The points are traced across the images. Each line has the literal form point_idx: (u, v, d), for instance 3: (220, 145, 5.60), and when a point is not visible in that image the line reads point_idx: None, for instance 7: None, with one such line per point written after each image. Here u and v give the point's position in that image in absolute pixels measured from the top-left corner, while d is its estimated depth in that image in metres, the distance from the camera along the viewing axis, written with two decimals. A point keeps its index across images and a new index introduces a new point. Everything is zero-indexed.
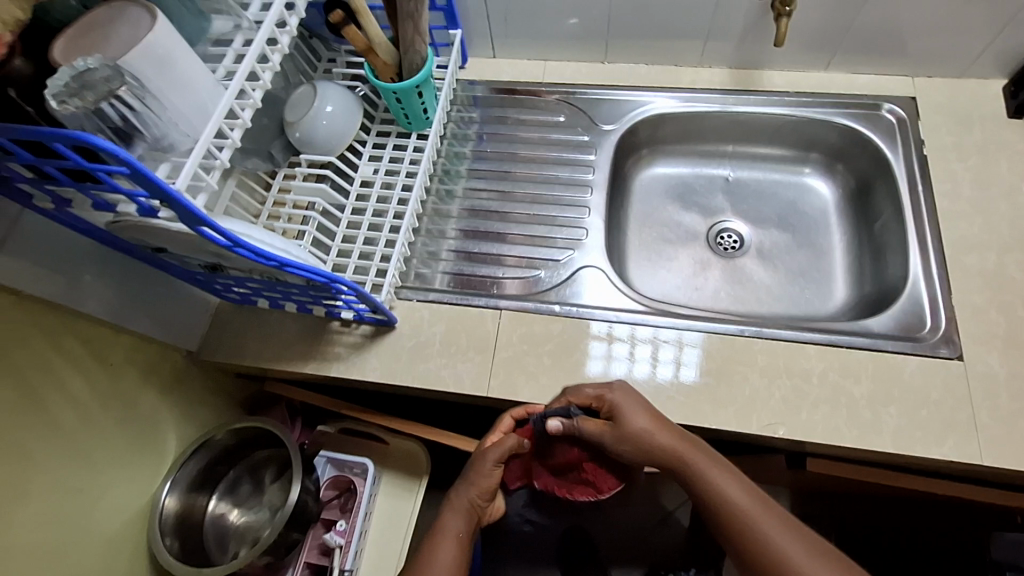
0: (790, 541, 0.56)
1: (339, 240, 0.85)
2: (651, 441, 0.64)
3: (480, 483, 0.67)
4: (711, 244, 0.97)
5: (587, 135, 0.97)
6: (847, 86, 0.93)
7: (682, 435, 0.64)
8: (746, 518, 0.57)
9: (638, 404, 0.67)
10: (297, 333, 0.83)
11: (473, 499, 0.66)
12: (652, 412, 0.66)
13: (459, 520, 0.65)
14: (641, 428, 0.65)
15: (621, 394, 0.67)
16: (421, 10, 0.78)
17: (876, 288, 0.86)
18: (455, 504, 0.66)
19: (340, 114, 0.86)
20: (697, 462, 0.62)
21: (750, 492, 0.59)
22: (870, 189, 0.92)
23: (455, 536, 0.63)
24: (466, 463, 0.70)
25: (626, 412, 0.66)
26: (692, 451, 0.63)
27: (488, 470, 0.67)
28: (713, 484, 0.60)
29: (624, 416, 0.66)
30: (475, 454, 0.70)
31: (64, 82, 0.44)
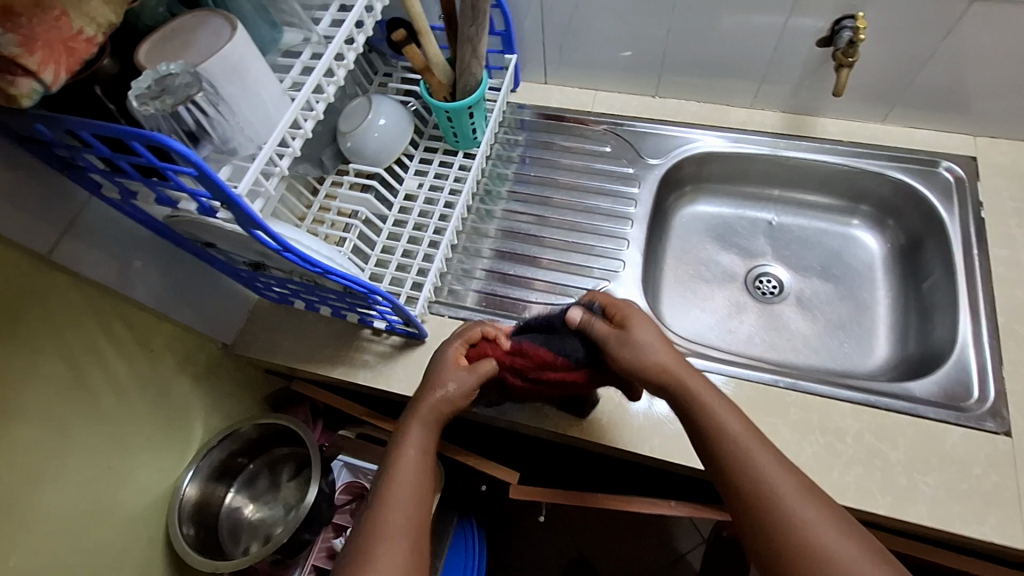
0: (790, 484, 0.52)
1: (378, 251, 0.86)
2: (656, 363, 0.61)
3: (445, 395, 0.65)
4: (749, 287, 0.96)
5: (632, 168, 0.97)
6: (903, 140, 0.91)
7: (689, 366, 0.62)
8: (745, 450, 0.54)
9: (655, 327, 0.64)
10: (329, 336, 0.84)
11: (436, 412, 0.64)
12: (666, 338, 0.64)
13: (424, 433, 0.63)
14: (652, 346, 0.62)
15: (639, 314, 0.66)
16: (481, 34, 0.79)
17: (920, 350, 0.83)
18: (418, 419, 0.63)
19: (391, 127, 0.89)
20: (698, 389, 0.59)
21: (748, 427, 0.56)
22: (920, 247, 0.89)
23: (420, 445, 0.62)
24: (427, 376, 0.68)
25: (638, 328, 0.63)
26: (694, 377, 0.60)
27: (459, 377, 0.66)
28: (714, 414, 0.57)
29: (633, 331, 0.63)
30: (435, 361, 0.69)
31: (147, 85, 0.47)
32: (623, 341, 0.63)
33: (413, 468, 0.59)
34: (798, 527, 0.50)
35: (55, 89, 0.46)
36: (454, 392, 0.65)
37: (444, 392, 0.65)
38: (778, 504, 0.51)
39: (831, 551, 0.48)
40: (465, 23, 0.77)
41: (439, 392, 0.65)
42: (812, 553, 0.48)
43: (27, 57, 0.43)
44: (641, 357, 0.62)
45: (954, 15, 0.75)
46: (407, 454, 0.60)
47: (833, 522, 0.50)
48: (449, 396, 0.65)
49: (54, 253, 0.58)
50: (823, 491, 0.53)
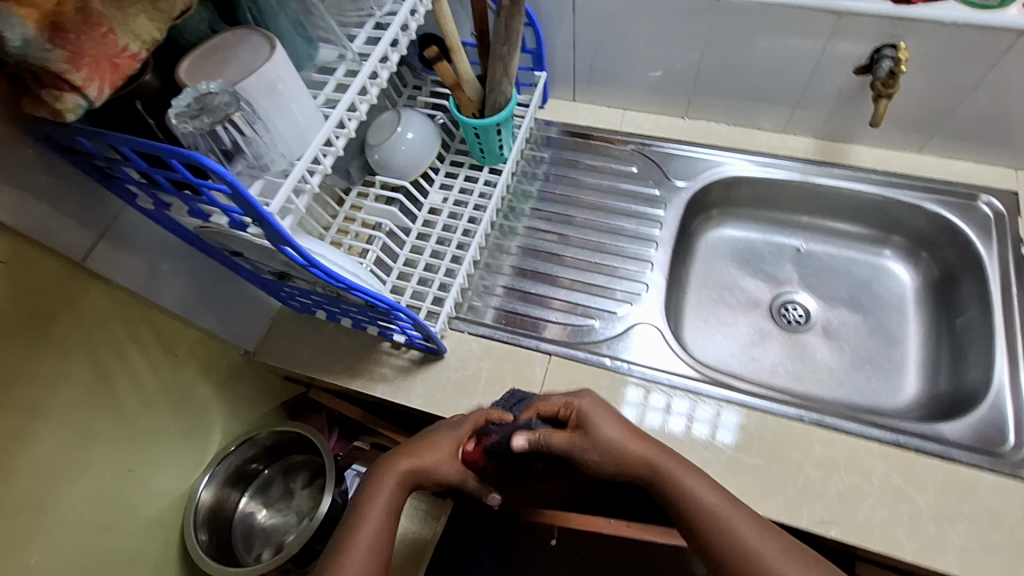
0: (782, 557, 0.52)
1: (400, 264, 0.87)
2: (623, 453, 0.60)
3: (431, 460, 0.63)
4: (774, 315, 0.94)
5: (658, 189, 0.96)
6: (940, 171, 0.89)
7: (660, 451, 0.60)
8: (726, 526, 0.54)
9: (607, 415, 0.62)
10: (348, 348, 0.85)
11: (418, 477, 0.63)
12: (619, 421, 0.62)
13: (395, 496, 0.61)
14: (614, 439, 0.60)
15: (592, 408, 0.63)
16: (512, 54, 0.79)
17: (952, 390, 0.80)
18: (393, 475, 0.62)
19: (419, 141, 0.89)
20: (671, 471, 0.58)
21: (725, 496, 0.56)
22: (954, 282, 0.87)
23: (386, 509, 0.60)
24: (417, 438, 0.66)
25: (598, 423, 0.61)
26: (665, 463, 0.59)
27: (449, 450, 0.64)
28: (694, 498, 0.56)
29: (594, 427, 0.61)
30: (433, 429, 0.67)
31: (187, 103, 0.48)
32: (586, 445, 0.61)
33: (377, 526, 0.58)
34: None
35: (98, 104, 0.47)
36: (437, 467, 0.63)
37: (429, 462, 0.63)
38: None
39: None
40: (497, 43, 0.77)
41: (425, 458, 0.63)
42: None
43: (74, 72, 0.44)
44: (607, 458, 0.60)
45: (1000, 46, 0.73)
46: (376, 506, 0.59)
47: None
48: (434, 466, 0.63)
49: (88, 259, 0.59)
50: (801, 545, 0.54)
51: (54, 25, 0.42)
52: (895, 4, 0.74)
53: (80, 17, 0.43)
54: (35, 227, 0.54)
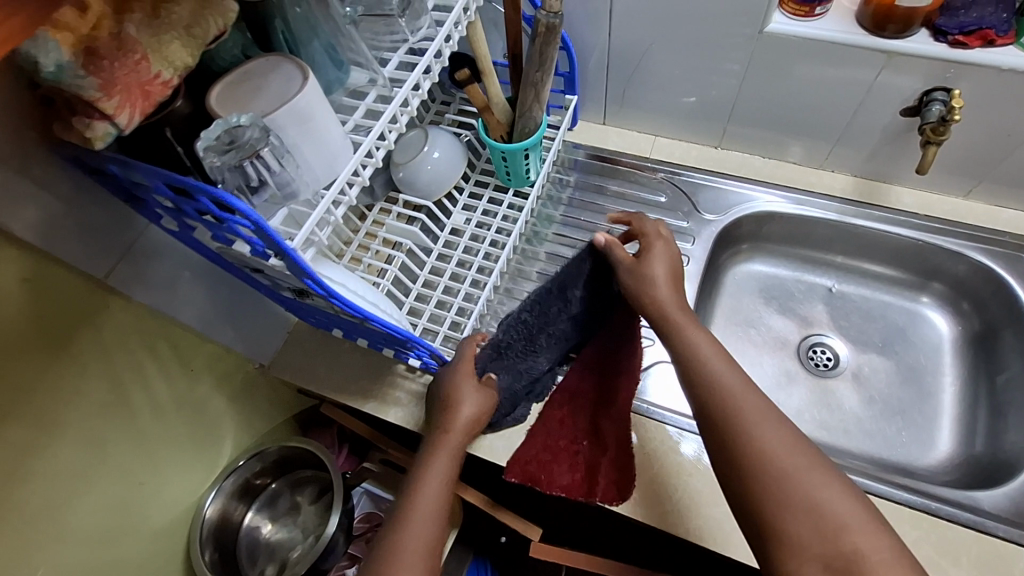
0: (757, 411, 0.55)
1: (419, 286, 0.86)
2: (659, 288, 0.63)
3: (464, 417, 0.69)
4: (801, 357, 0.90)
5: (686, 222, 0.93)
6: (986, 219, 0.85)
7: (681, 305, 0.63)
8: (713, 376, 0.58)
9: (665, 258, 0.66)
10: (364, 368, 0.84)
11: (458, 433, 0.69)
12: (671, 268, 0.66)
13: (445, 461, 0.67)
14: (660, 277, 0.64)
15: (658, 244, 0.67)
16: (545, 80, 0.77)
17: (989, 452, 0.77)
18: (444, 449, 0.68)
19: (444, 161, 0.88)
20: (682, 322, 0.62)
21: (721, 352, 0.59)
22: (996, 337, 0.83)
23: (444, 475, 0.66)
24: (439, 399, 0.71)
25: (655, 258, 0.65)
26: (680, 314, 0.62)
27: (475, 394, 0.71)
28: (690, 344, 0.60)
29: (649, 261, 0.65)
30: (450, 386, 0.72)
31: (216, 136, 0.46)
32: (634, 268, 0.65)
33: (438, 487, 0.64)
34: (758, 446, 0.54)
35: (128, 131, 0.46)
36: (474, 418, 0.70)
37: (465, 413, 0.69)
38: (748, 433, 0.54)
39: (805, 490, 0.51)
40: (530, 69, 0.76)
41: (460, 413, 0.69)
42: (772, 470, 0.53)
43: (106, 100, 0.43)
44: (646, 285, 0.64)
45: None
46: (433, 470, 0.66)
47: (796, 447, 0.53)
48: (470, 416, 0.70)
49: (109, 277, 0.60)
50: (783, 415, 0.56)
51: (89, 51, 0.42)
52: (950, 47, 0.71)
53: (114, 43, 0.43)
54: (58, 246, 0.54)
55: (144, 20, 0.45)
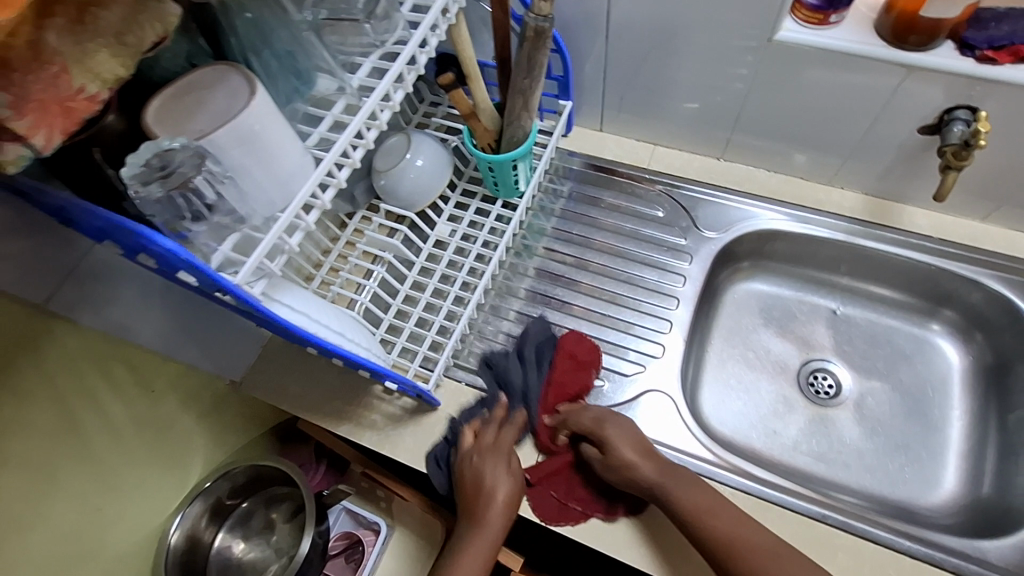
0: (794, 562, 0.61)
1: (398, 303, 0.81)
2: (637, 472, 0.67)
3: (504, 507, 0.69)
4: (801, 384, 0.85)
5: (684, 238, 0.88)
6: (1003, 245, 0.80)
7: (664, 465, 0.68)
8: (746, 538, 0.62)
9: (623, 437, 0.70)
10: (337, 388, 0.78)
11: (498, 525, 0.69)
12: (636, 444, 0.70)
13: (491, 535, 0.69)
14: (628, 453, 0.69)
15: (611, 426, 0.71)
16: (535, 88, 0.72)
17: (997, 495, 0.72)
18: (486, 530, 0.68)
19: (429, 169, 0.83)
20: (682, 489, 0.66)
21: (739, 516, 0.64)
22: (1009, 371, 0.78)
23: (485, 553, 0.68)
24: (470, 490, 0.70)
25: (617, 442, 0.70)
26: (678, 485, 0.66)
27: (503, 484, 0.70)
28: (707, 505, 0.64)
29: (613, 446, 0.69)
30: (482, 472, 0.70)
31: (144, 160, 0.41)
32: (611, 458, 0.69)
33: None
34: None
35: (47, 153, 0.40)
36: (511, 494, 0.69)
37: (505, 502, 0.69)
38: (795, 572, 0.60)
39: None
40: (519, 75, 0.70)
41: (496, 503, 0.69)
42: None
43: (16, 120, 0.37)
44: (626, 471, 0.68)
45: None
46: (464, 562, 0.68)
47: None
48: (510, 503, 0.69)
49: (51, 301, 0.57)
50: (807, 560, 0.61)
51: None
52: (978, 62, 0.65)
53: (30, 53, 0.37)
54: None
55: (66, 27, 0.38)
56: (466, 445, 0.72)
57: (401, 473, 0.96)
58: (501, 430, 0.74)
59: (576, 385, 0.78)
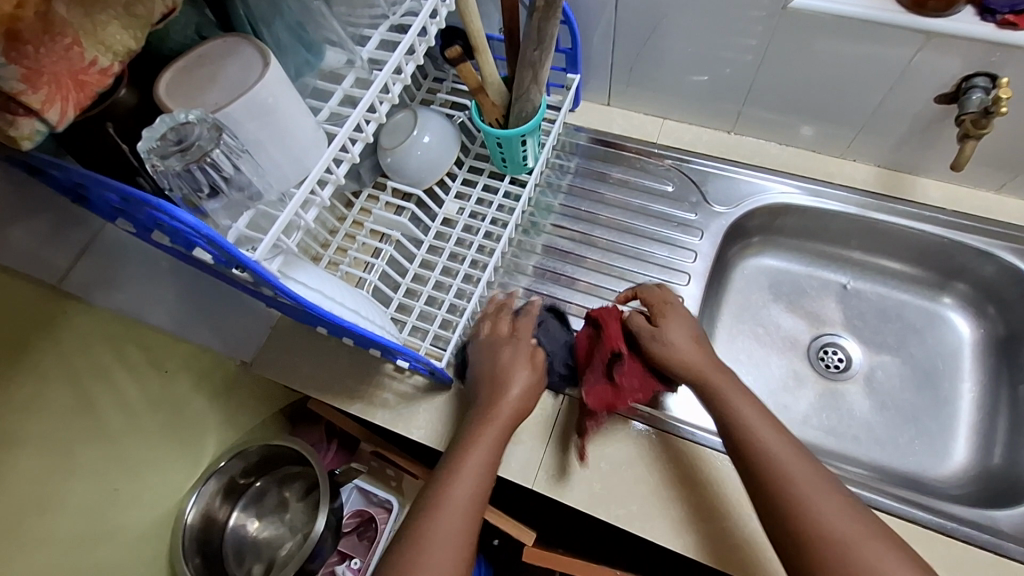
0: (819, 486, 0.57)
1: (408, 281, 0.81)
2: (685, 354, 0.69)
3: (513, 398, 0.68)
4: (811, 358, 0.86)
5: (694, 213, 0.88)
6: (1017, 216, 0.79)
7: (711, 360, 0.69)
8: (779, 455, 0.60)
9: (684, 321, 0.72)
10: (349, 366, 0.79)
11: (509, 417, 0.67)
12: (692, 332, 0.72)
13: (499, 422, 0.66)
14: (683, 335, 0.71)
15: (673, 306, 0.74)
16: (544, 61, 0.71)
17: (1007, 466, 0.72)
18: (494, 421, 0.66)
19: (436, 146, 0.83)
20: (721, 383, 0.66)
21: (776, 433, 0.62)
22: (1021, 343, 0.78)
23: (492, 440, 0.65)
24: (484, 373, 0.71)
25: (674, 318, 0.72)
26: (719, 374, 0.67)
27: (516, 374, 0.69)
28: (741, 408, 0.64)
29: (668, 323, 0.72)
30: (497, 357, 0.71)
31: (161, 134, 0.41)
32: (661, 327, 0.72)
33: (483, 463, 0.63)
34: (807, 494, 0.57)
35: (61, 128, 0.39)
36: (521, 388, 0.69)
37: (514, 394, 0.68)
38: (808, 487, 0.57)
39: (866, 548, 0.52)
40: (528, 48, 0.69)
41: (507, 393, 0.68)
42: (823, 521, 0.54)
43: (31, 94, 0.36)
44: (678, 350, 0.69)
45: None
46: (478, 446, 0.64)
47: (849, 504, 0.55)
48: (519, 395, 0.69)
49: (65, 281, 0.58)
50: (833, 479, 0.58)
51: (9, 34, 0.35)
52: (999, 28, 0.64)
53: (39, 25, 0.36)
54: None
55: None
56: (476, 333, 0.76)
57: (412, 451, 0.97)
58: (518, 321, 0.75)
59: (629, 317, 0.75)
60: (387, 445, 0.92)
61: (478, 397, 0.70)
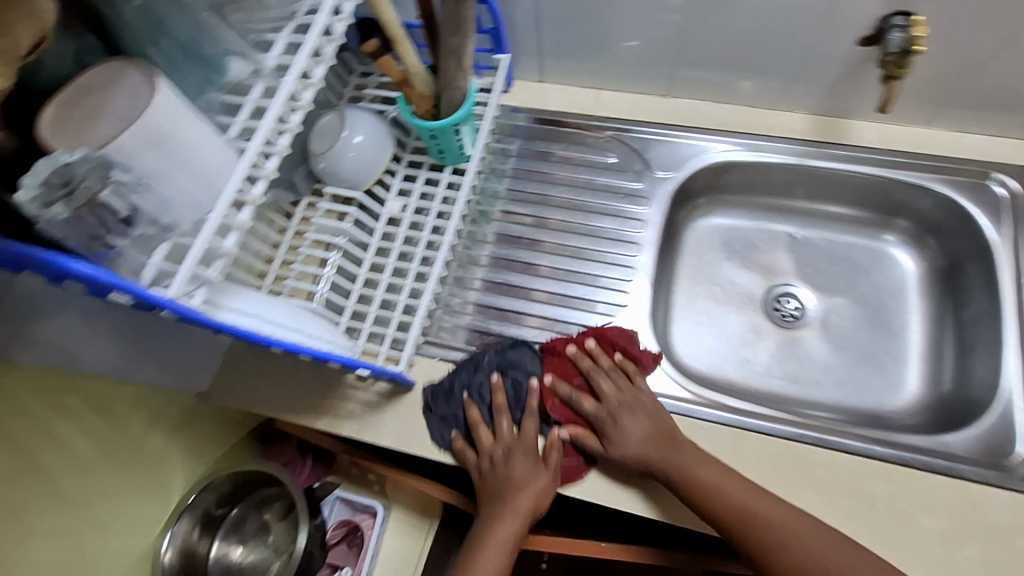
0: (803, 531, 0.61)
1: (359, 287, 0.79)
2: (645, 457, 0.67)
3: (530, 492, 0.69)
4: (768, 310, 0.87)
5: (639, 182, 0.87)
6: (948, 148, 0.81)
7: (671, 447, 0.67)
8: (756, 515, 0.62)
9: (630, 418, 0.70)
10: (309, 383, 0.77)
11: (526, 508, 0.69)
12: (645, 430, 0.69)
13: (514, 521, 0.69)
14: (629, 431, 0.69)
15: (613, 396, 0.72)
16: (466, 46, 0.69)
17: (958, 391, 0.76)
18: (515, 507, 0.69)
19: (368, 146, 0.80)
20: (689, 467, 0.65)
21: (752, 489, 0.64)
22: (963, 270, 0.80)
23: (510, 534, 0.69)
24: (496, 483, 0.71)
25: (618, 418, 0.70)
26: (687, 462, 0.65)
27: (534, 484, 0.69)
28: (711, 483, 0.64)
29: (613, 430, 0.69)
30: (510, 463, 0.70)
31: (43, 180, 0.37)
32: (613, 422, 0.70)
33: (504, 553, 0.68)
34: (789, 540, 0.61)
35: None
36: (527, 480, 0.70)
37: (529, 491, 0.69)
38: (787, 534, 0.61)
39: None
40: (446, 33, 0.66)
41: (523, 490, 0.69)
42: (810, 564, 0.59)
43: None
44: (629, 454, 0.67)
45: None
46: (491, 543, 0.69)
47: (827, 538, 0.60)
48: (534, 490, 0.69)
49: None
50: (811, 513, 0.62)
51: None
52: None
53: None
54: None
55: None
56: (454, 436, 0.73)
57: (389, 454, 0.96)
58: (522, 419, 0.73)
59: (590, 362, 0.75)
60: (364, 454, 0.90)
61: (489, 484, 0.71)
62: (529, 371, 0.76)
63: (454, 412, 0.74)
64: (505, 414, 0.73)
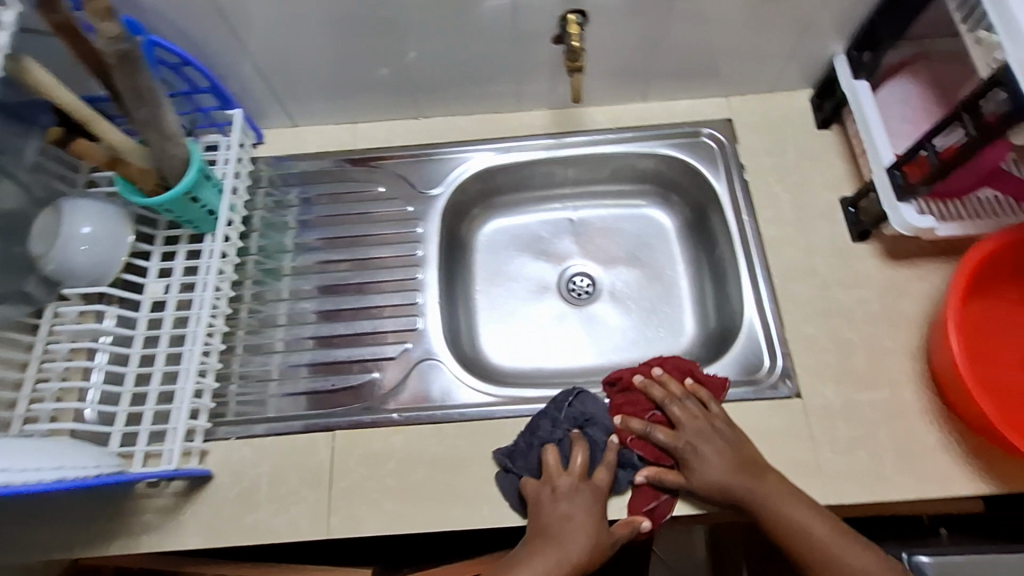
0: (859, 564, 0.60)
1: (129, 387, 0.72)
2: (729, 488, 0.66)
3: (579, 531, 0.65)
4: (562, 293, 0.93)
5: (411, 206, 0.89)
6: (666, 115, 0.91)
7: (759, 478, 0.65)
8: (838, 558, 0.61)
9: (718, 447, 0.68)
10: (93, 509, 0.70)
11: (578, 556, 0.63)
12: (731, 457, 0.67)
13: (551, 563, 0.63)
14: (712, 461, 0.67)
15: (693, 425, 0.70)
16: (162, 113, 0.65)
17: (720, 323, 0.86)
18: (559, 550, 0.63)
19: (104, 234, 0.74)
20: (783, 501, 0.63)
21: (835, 528, 0.62)
22: (705, 215, 0.91)
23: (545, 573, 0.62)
24: (549, 519, 0.65)
25: (701, 447, 0.68)
26: (773, 497, 0.64)
27: (594, 533, 0.65)
28: (799, 521, 0.62)
29: (697, 461, 0.68)
30: (574, 503, 0.66)
31: None
32: (694, 452, 0.68)
33: None
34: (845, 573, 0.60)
35: None
36: (580, 522, 0.65)
37: (588, 536, 0.65)
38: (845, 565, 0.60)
39: None
40: (133, 104, 0.63)
41: (582, 533, 0.65)
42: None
43: None
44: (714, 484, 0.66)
45: None
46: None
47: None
48: (589, 539, 0.64)
49: None
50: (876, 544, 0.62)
51: None
52: None
53: None
54: None
55: None
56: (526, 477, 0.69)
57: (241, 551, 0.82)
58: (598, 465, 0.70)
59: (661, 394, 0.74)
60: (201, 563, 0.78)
61: (540, 521, 0.66)
62: (607, 426, 0.74)
63: (524, 455, 0.71)
64: (582, 453, 0.71)
